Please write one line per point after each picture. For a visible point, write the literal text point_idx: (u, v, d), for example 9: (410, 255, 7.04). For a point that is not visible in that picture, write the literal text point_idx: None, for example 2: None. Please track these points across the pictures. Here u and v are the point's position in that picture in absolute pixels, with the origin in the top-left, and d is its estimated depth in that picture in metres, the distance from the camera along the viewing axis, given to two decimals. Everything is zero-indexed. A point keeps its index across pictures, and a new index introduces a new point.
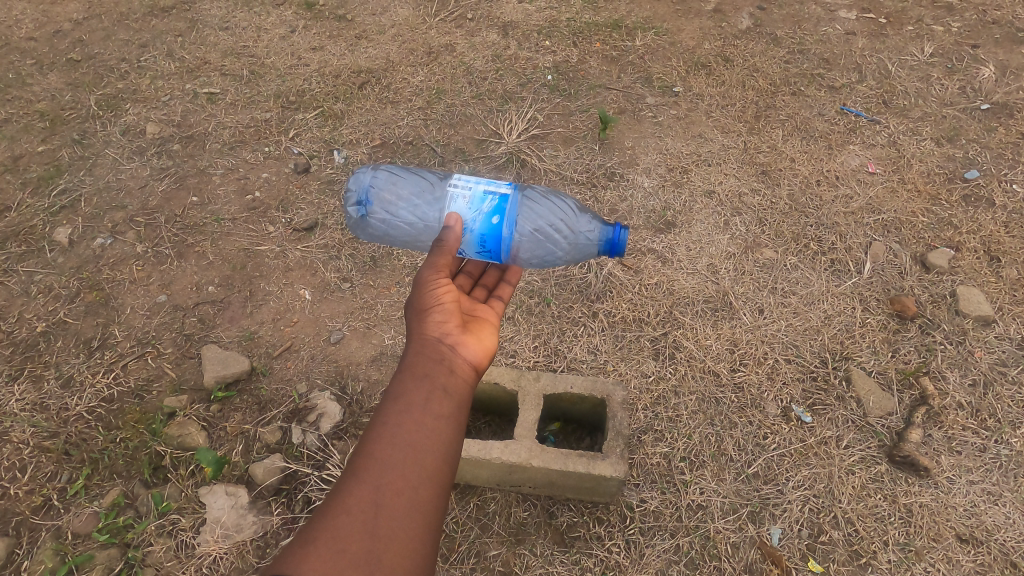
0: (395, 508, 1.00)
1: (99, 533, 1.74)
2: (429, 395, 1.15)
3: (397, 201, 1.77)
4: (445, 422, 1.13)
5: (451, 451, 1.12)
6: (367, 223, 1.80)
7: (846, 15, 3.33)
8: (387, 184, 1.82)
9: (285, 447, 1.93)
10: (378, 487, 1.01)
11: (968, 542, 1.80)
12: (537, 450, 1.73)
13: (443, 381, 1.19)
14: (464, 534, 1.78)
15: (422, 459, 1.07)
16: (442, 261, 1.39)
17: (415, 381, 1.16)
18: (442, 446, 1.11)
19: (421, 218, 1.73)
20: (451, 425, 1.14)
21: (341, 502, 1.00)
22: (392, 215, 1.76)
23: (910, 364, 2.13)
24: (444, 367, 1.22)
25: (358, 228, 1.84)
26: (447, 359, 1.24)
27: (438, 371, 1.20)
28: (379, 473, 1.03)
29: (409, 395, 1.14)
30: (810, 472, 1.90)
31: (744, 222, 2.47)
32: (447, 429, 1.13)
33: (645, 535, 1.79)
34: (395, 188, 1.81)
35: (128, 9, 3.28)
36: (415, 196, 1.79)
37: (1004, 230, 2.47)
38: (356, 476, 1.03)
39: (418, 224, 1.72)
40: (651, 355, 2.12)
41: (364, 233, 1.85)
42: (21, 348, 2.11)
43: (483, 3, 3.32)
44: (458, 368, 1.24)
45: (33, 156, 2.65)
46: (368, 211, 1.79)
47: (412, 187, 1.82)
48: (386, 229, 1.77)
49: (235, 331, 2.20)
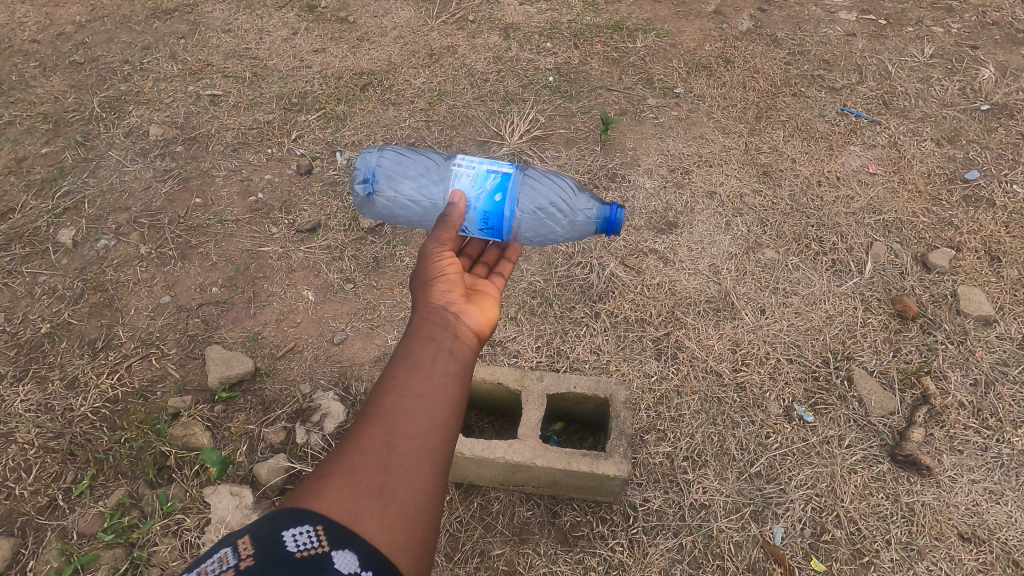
0: (405, 453, 0.99)
1: (105, 533, 1.75)
2: (436, 353, 1.14)
3: (403, 181, 1.79)
4: (452, 379, 1.12)
5: (459, 407, 1.11)
6: (374, 202, 1.82)
7: (846, 16, 3.34)
8: (394, 164, 1.84)
9: (290, 447, 1.94)
10: (389, 433, 1.00)
11: (970, 541, 1.80)
12: (541, 450, 1.73)
13: (449, 343, 1.18)
14: (467, 533, 1.79)
15: (430, 409, 1.06)
16: (447, 236, 1.39)
17: (423, 341, 1.16)
18: (450, 401, 1.10)
19: (426, 196, 1.73)
20: (457, 383, 1.13)
21: (352, 446, 0.99)
22: (398, 194, 1.77)
23: (910, 365, 2.14)
24: (450, 331, 1.21)
25: (364, 207, 1.87)
26: (453, 324, 1.23)
27: (444, 334, 1.19)
28: (390, 420, 1.02)
29: (417, 353, 1.13)
30: (812, 471, 1.91)
31: (746, 223, 2.48)
32: (454, 385, 1.12)
33: (647, 535, 1.79)
34: (401, 168, 1.83)
35: (130, 12, 3.29)
36: (421, 175, 1.80)
37: (1005, 231, 2.48)
38: (367, 423, 1.02)
39: (423, 202, 1.73)
40: (653, 355, 2.13)
41: (371, 211, 1.88)
42: (26, 348, 2.12)
43: (484, 5, 3.33)
44: (464, 333, 1.23)
45: (36, 158, 2.66)
46: (375, 190, 1.81)
47: (418, 167, 1.83)
48: (392, 208, 1.79)
49: (239, 332, 2.21)
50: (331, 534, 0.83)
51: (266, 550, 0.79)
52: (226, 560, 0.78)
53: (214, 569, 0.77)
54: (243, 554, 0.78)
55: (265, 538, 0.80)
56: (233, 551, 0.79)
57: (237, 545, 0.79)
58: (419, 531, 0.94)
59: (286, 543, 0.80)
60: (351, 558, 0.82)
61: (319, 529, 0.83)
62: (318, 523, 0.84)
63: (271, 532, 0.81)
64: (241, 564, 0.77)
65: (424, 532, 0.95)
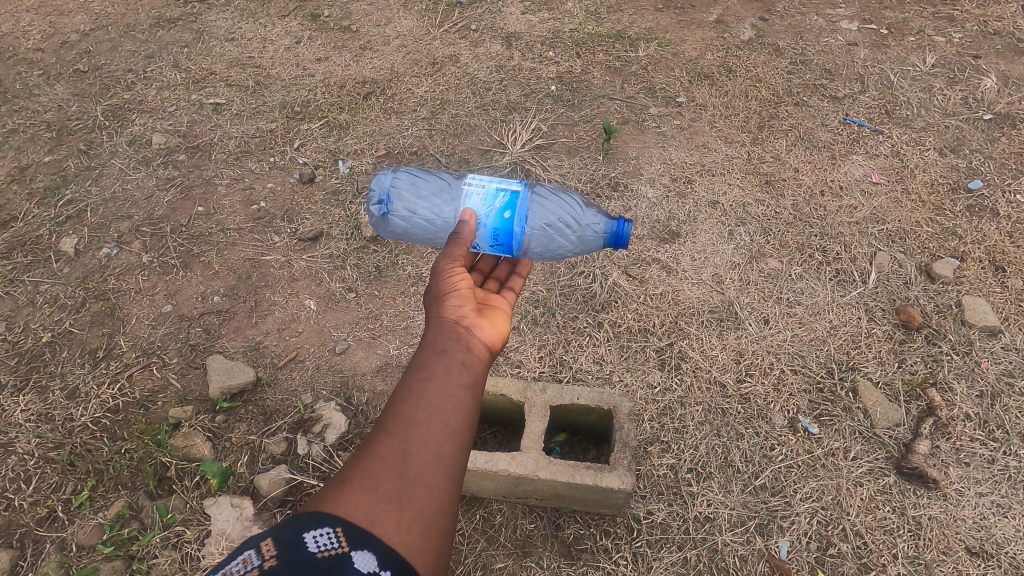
0: (421, 459, 0.98)
1: (105, 545, 1.74)
2: (449, 365, 1.14)
3: (416, 201, 1.79)
4: (466, 390, 1.11)
5: (473, 416, 1.10)
6: (389, 221, 1.81)
7: (847, 26, 3.35)
8: (408, 185, 1.83)
9: (290, 457, 1.93)
10: (405, 440, 1.00)
11: (978, 556, 1.79)
12: (544, 462, 1.72)
13: (461, 355, 1.17)
14: (470, 546, 1.77)
15: (444, 418, 1.05)
16: (458, 252, 1.38)
17: (437, 354, 1.15)
18: (464, 412, 1.08)
19: (438, 215, 1.73)
20: (471, 394, 1.12)
21: (369, 452, 0.98)
22: (412, 213, 1.77)
23: (916, 375, 2.12)
24: (463, 344, 1.20)
25: (379, 226, 1.86)
26: (465, 337, 1.22)
27: (457, 347, 1.18)
28: (405, 428, 1.01)
29: (430, 365, 1.12)
30: (817, 484, 1.89)
31: (749, 232, 2.48)
32: (468, 394, 1.11)
33: (652, 548, 1.78)
34: (414, 188, 1.82)
35: (135, 21, 3.31)
36: (434, 196, 1.80)
37: (1008, 241, 2.47)
38: (383, 431, 1.01)
39: (436, 221, 1.73)
40: (656, 365, 2.11)
41: (386, 231, 1.87)
42: (27, 357, 2.11)
43: (487, 14, 3.34)
44: (476, 347, 1.22)
45: (39, 166, 2.66)
46: (389, 210, 1.80)
47: (431, 187, 1.84)
48: (406, 227, 1.79)
49: (240, 341, 2.20)
50: (350, 535, 0.82)
51: (289, 551, 0.77)
52: (250, 561, 0.76)
53: (238, 570, 0.76)
54: (267, 555, 0.77)
55: (287, 539, 0.79)
56: (256, 552, 0.77)
57: (260, 547, 0.78)
58: (435, 535, 0.93)
59: (307, 544, 0.79)
60: (369, 558, 0.81)
61: (339, 531, 0.82)
62: (337, 526, 0.83)
63: (292, 533, 0.80)
64: (265, 565, 0.76)
65: (440, 535, 0.94)
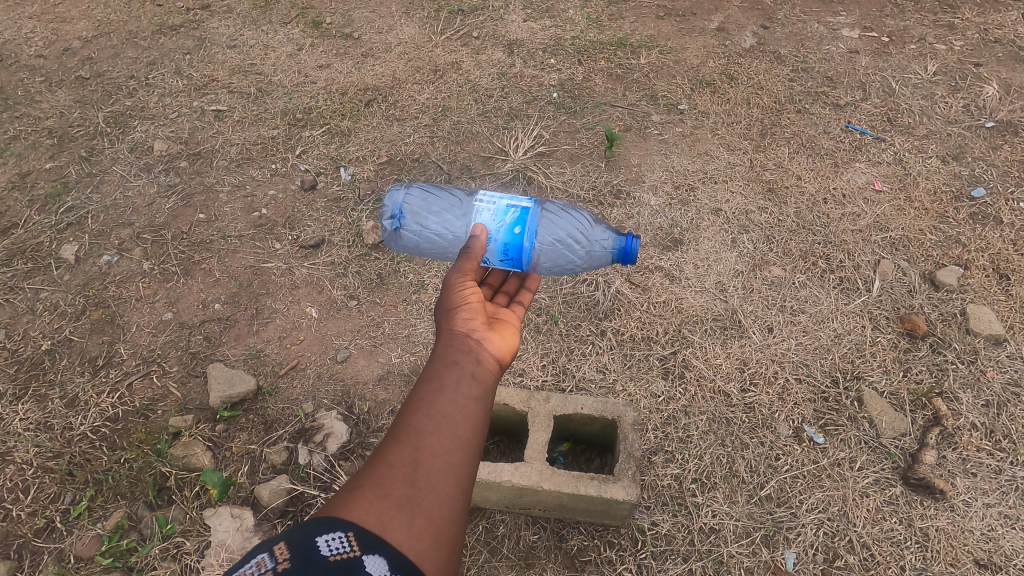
0: (432, 467, 0.97)
1: (103, 556, 1.72)
2: (460, 376, 1.12)
3: (428, 216, 1.78)
4: (475, 402, 1.10)
5: (483, 427, 1.08)
6: (400, 236, 1.80)
7: (848, 33, 3.35)
8: (419, 201, 1.83)
9: (291, 467, 1.91)
10: (417, 449, 0.98)
11: (987, 568, 1.77)
12: (548, 473, 1.70)
13: (471, 367, 1.15)
14: (473, 557, 1.76)
15: (455, 428, 1.04)
16: (469, 266, 1.38)
17: (446, 365, 1.14)
18: (473, 423, 1.07)
19: (449, 230, 1.73)
20: (481, 405, 1.10)
21: (381, 460, 0.97)
22: (423, 228, 1.75)
23: (921, 385, 2.11)
24: (473, 356, 1.19)
25: (391, 241, 1.84)
26: (475, 350, 1.20)
27: (467, 359, 1.17)
28: (416, 438, 1.00)
29: (441, 376, 1.11)
30: (824, 495, 1.87)
31: (752, 240, 2.47)
32: (478, 405, 1.10)
33: (656, 560, 1.76)
34: (425, 204, 1.82)
35: (137, 28, 3.31)
36: (444, 211, 1.80)
37: (1013, 249, 2.46)
38: (394, 439, 1.00)
39: (447, 236, 1.72)
40: (660, 374, 2.10)
41: (397, 245, 1.85)
42: (26, 366, 2.10)
43: (489, 21, 3.35)
44: (485, 360, 1.20)
45: (40, 173, 2.66)
46: (401, 224, 1.79)
47: (443, 203, 1.83)
48: (417, 241, 1.77)
49: (241, 349, 2.18)
50: (362, 540, 0.81)
51: (302, 553, 0.76)
52: (263, 564, 0.74)
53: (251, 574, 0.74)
54: (281, 558, 0.75)
55: (301, 543, 0.77)
56: (270, 555, 0.75)
57: (273, 549, 0.76)
58: (445, 542, 0.91)
59: (319, 548, 0.77)
60: (380, 563, 0.79)
61: (351, 535, 0.81)
62: (349, 531, 0.82)
63: (304, 537, 0.78)
64: (279, 567, 0.74)
65: (450, 544, 0.92)
